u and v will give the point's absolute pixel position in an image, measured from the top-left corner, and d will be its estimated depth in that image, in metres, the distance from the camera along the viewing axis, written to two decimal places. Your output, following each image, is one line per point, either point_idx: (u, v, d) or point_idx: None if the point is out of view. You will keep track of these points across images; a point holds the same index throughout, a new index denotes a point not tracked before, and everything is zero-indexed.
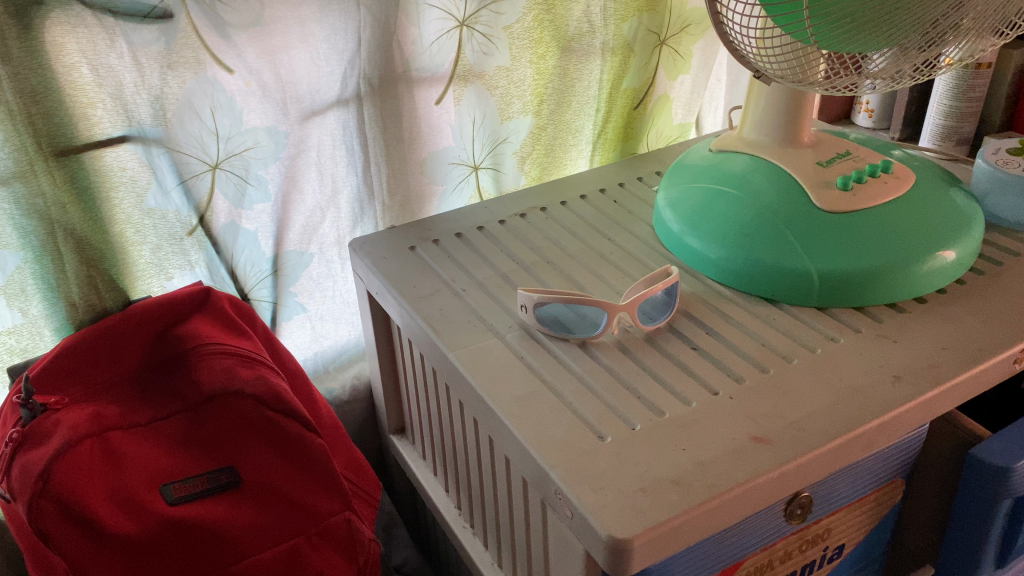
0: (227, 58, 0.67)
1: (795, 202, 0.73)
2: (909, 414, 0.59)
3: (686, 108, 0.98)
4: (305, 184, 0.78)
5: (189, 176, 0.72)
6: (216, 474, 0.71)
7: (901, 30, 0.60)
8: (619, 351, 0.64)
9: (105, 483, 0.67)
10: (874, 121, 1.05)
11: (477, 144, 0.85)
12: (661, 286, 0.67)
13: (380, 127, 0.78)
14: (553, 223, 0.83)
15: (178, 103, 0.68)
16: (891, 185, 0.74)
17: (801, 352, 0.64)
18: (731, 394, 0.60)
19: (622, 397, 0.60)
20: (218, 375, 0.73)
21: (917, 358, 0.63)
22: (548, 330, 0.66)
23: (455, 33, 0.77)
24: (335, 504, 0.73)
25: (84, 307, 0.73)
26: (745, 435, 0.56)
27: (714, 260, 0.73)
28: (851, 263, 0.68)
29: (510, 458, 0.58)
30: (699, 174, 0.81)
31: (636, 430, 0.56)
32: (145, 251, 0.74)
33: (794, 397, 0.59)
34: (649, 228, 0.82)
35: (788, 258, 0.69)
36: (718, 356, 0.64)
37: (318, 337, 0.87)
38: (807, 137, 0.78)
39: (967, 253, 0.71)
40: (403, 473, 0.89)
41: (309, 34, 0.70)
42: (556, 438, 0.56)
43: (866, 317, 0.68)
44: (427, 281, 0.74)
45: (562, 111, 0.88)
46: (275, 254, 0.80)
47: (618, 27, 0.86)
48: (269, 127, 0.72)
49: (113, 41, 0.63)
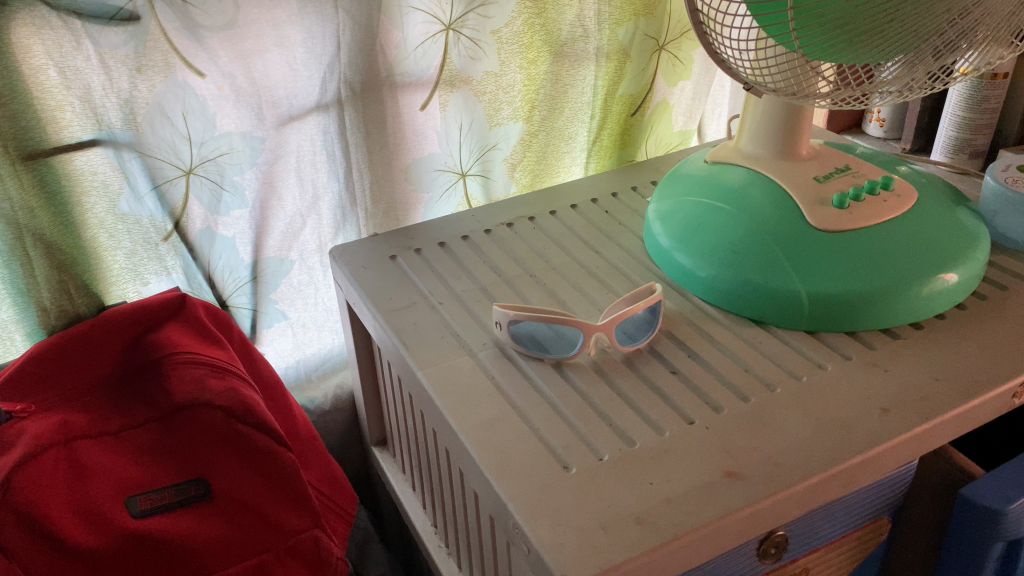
0: (199, 61, 0.66)
1: (788, 219, 0.70)
2: (895, 450, 0.56)
3: (687, 114, 0.95)
4: (284, 190, 0.76)
5: (162, 181, 0.70)
6: (184, 486, 0.69)
7: (901, 42, 0.56)
8: (595, 374, 0.62)
9: (68, 493, 0.65)
10: (884, 130, 1.01)
11: (464, 150, 0.82)
12: (643, 304, 0.64)
13: (362, 133, 0.76)
14: (541, 235, 0.80)
15: (148, 107, 0.66)
16: (890, 203, 0.70)
17: (786, 380, 0.61)
18: (707, 424, 0.57)
19: (593, 424, 0.57)
20: (189, 385, 0.71)
21: (908, 390, 0.59)
22: (522, 349, 0.64)
23: (440, 36, 0.75)
24: (304, 520, 0.71)
25: (56, 312, 0.72)
26: (717, 469, 0.53)
27: (703, 279, 0.70)
28: (843, 285, 0.65)
29: (474, 485, 0.56)
30: (692, 186, 0.78)
31: (603, 461, 0.54)
32: (119, 256, 0.73)
33: (774, 429, 0.56)
34: (639, 241, 0.79)
35: (777, 278, 0.66)
36: (697, 381, 0.61)
37: (300, 345, 0.85)
38: (805, 149, 0.75)
39: (970, 276, 0.68)
40: (385, 486, 0.87)
41: (285, 38, 0.68)
42: (518, 468, 0.53)
43: (857, 343, 0.64)
44: (405, 293, 0.72)
45: (554, 118, 0.85)
46: (253, 260, 0.78)
47: (613, 32, 0.83)
48: (244, 132, 0.70)
49: (79, 44, 0.61)
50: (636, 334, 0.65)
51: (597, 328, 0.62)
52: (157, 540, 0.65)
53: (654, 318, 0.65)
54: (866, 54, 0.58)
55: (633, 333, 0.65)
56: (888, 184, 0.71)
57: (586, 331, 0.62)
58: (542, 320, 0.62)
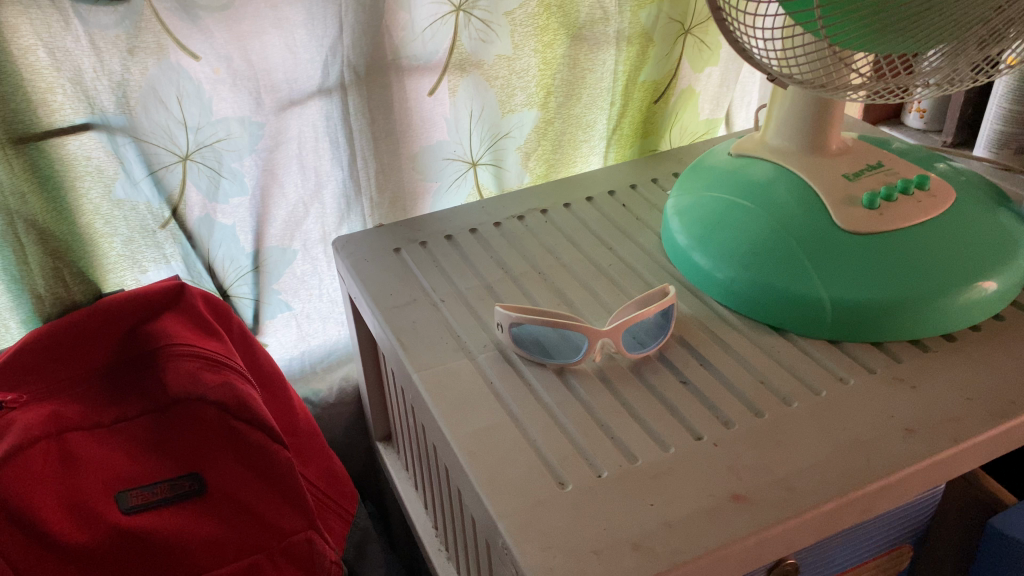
0: (193, 44, 0.63)
1: (813, 219, 0.65)
2: (918, 475, 0.51)
3: (714, 102, 0.90)
4: (286, 177, 0.73)
5: (158, 168, 0.67)
6: (178, 482, 0.68)
7: (942, 29, 0.51)
8: (599, 382, 0.58)
9: (58, 487, 0.64)
10: (926, 122, 0.95)
11: (475, 138, 0.79)
12: (654, 309, 0.60)
13: (367, 119, 0.72)
14: (553, 229, 0.76)
15: (142, 91, 0.63)
16: (925, 204, 0.65)
17: (804, 394, 0.57)
18: (715, 441, 0.53)
19: (593, 436, 0.54)
20: (182, 378, 0.69)
21: (936, 409, 0.55)
22: (524, 353, 0.60)
23: (450, 18, 0.71)
24: (298, 521, 0.70)
25: (51, 300, 0.70)
26: (723, 491, 0.49)
27: (720, 281, 0.66)
28: (870, 293, 0.60)
29: (465, 497, 0.53)
30: (713, 181, 0.73)
31: (602, 478, 0.50)
32: (117, 243, 0.71)
33: (787, 449, 0.52)
34: (656, 238, 0.75)
35: (799, 283, 0.62)
36: (708, 393, 0.57)
37: (304, 336, 0.83)
38: (836, 144, 0.70)
39: (1010, 284, 0.63)
40: (388, 483, 0.85)
41: (283, 19, 0.64)
42: (511, 483, 0.50)
43: (883, 355, 0.60)
44: (407, 289, 0.69)
45: (571, 105, 0.81)
46: (255, 249, 0.76)
47: (635, 15, 0.78)
48: (241, 117, 0.68)
49: (68, 24, 0.59)
50: (645, 339, 0.61)
51: (603, 334, 0.59)
52: (148, 537, 0.64)
53: (666, 321, 0.62)
54: (901, 45, 0.53)
55: (642, 337, 0.61)
56: (924, 183, 0.66)
57: (592, 336, 0.59)
58: (545, 324, 0.59)
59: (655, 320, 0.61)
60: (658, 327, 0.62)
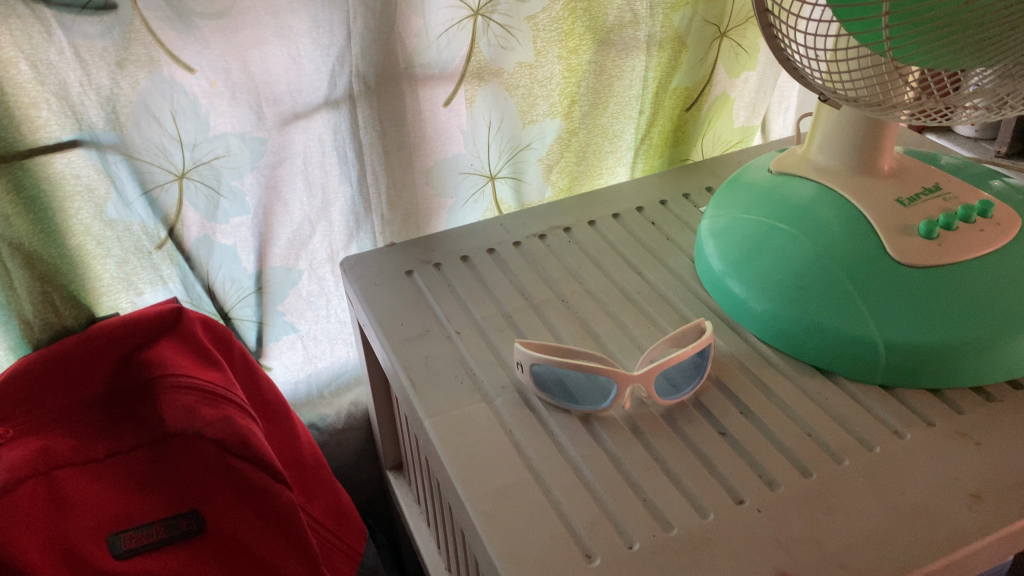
0: (187, 55, 0.57)
1: (864, 248, 0.60)
2: (987, 550, 0.46)
3: (750, 109, 0.84)
4: (290, 195, 0.68)
5: (153, 187, 0.62)
6: (175, 521, 0.63)
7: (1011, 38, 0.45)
8: (629, 432, 0.53)
9: (46, 530, 0.59)
10: (975, 130, 0.89)
11: (494, 151, 0.74)
12: (691, 350, 0.54)
13: (378, 132, 0.67)
14: (577, 250, 0.71)
15: (133, 106, 0.58)
16: (989, 233, 0.59)
17: (856, 450, 0.51)
18: (758, 506, 0.48)
19: (623, 499, 0.49)
20: (178, 412, 0.64)
21: (1005, 471, 0.49)
22: (547, 397, 0.55)
23: (467, 23, 0.65)
24: (301, 566, 0.65)
25: (41, 326, 0.64)
26: (770, 568, 0.44)
27: (760, 315, 0.61)
28: (929, 334, 0.55)
29: (482, 564, 0.48)
30: (751, 201, 0.68)
31: (634, 551, 0.45)
32: (110, 265, 0.66)
33: (840, 517, 0.47)
34: (689, 261, 0.69)
35: (849, 322, 0.56)
36: (749, 447, 0.52)
37: (311, 358, 0.78)
38: (887, 163, 0.64)
39: None
40: (399, 513, 0.81)
41: (286, 28, 0.59)
42: (533, 555, 0.45)
43: (942, 404, 0.55)
44: (419, 318, 0.64)
45: (596, 114, 0.76)
46: (258, 270, 0.71)
47: (667, 18, 0.72)
48: (241, 132, 0.62)
49: (51, 34, 0.53)
50: (680, 381, 0.56)
51: (633, 379, 0.53)
52: None
53: (701, 363, 0.56)
54: (961, 55, 0.47)
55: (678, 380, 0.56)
56: (987, 211, 0.60)
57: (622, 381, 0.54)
58: (570, 368, 0.54)
59: (691, 363, 0.56)
60: (693, 370, 0.56)
